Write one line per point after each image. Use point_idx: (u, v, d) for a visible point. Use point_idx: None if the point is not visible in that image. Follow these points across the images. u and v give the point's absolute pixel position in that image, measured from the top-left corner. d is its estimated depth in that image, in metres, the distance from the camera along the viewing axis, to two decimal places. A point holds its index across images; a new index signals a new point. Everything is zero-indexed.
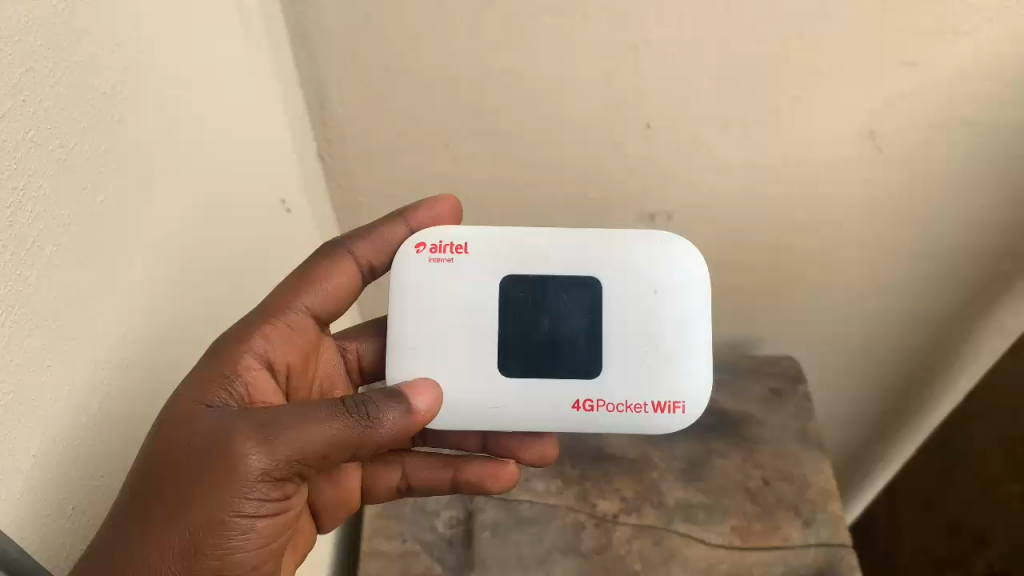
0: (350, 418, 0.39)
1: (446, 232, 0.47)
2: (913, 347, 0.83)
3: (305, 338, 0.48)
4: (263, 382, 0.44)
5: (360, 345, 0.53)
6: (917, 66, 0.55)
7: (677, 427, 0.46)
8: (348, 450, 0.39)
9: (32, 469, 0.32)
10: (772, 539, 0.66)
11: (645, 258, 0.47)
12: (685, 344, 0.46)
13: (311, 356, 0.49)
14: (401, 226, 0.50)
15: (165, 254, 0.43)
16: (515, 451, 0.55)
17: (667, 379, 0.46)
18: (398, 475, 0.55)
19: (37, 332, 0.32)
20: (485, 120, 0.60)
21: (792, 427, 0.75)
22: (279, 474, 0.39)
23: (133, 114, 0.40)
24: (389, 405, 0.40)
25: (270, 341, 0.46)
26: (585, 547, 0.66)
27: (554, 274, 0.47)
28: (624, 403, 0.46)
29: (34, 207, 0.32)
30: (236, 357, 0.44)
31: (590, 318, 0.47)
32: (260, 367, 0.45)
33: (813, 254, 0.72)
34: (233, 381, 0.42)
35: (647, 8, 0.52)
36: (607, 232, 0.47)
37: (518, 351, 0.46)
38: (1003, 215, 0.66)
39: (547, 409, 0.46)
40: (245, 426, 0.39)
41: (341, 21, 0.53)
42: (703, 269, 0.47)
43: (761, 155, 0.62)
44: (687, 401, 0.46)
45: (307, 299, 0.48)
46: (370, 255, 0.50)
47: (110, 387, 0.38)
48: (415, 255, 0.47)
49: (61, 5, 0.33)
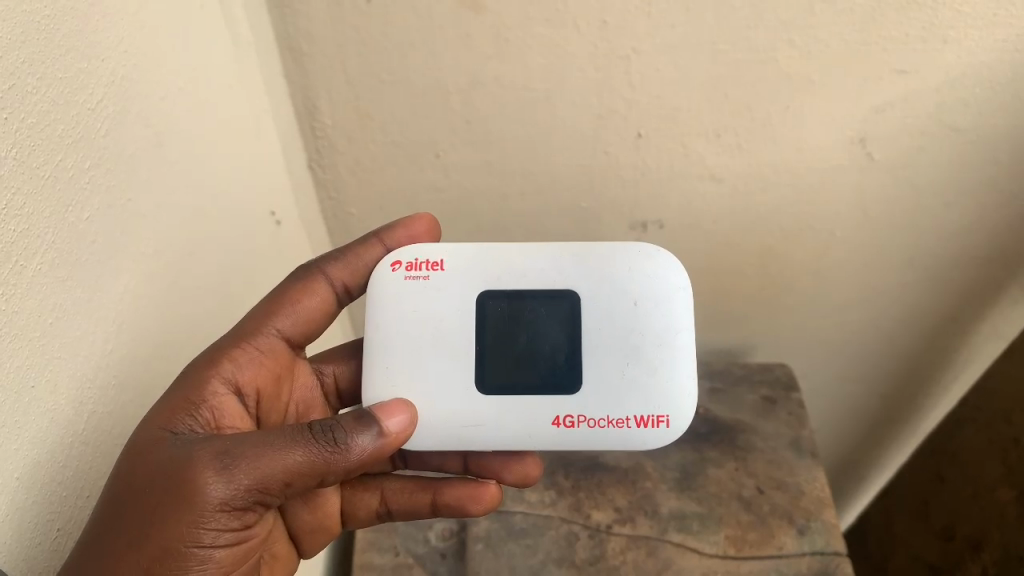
0: (316, 443, 0.38)
1: (421, 249, 0.48)
2: (905, 353, 0.83)
3: (276, 360, 0.48)
4: (231, 407, 0.44)
5: (339, 368, 0.53)
6: (907, 74, 0.55)
7: (662, 442, 0.46)
8: (314, 476, 0.38)
9: (17, 491, 0.32)
10: (767, 548, 0.65)
11: (625, 271, 0.47)
12: (669, 357, 0.46)
13: (284, 379, 0.49)
14: (378, 247, 0.50)
15: (153, 272, 0.43)
16: (498, 472, 0.54)
17: (651, 392, 0.46)
18: (377, 499, 0.55)
19: (19, 353, 0.32)
20: (475, 130, 0.60)
21: (787, 435, 0.75)
22: (240, 503, 0.38)
23: (120, 129, 0.39)
24: (359, 431, 0.39)
25: (239, 363, 0.45)
26: (580, 558, 0.65)
27: (530, 288, 0.47)
28: (605, 418, 0.45)
29: (18, 225, 0.31)
30: (203, 381, 0.43)
31: (569, 332, 0.47)
32: (228, 391, 0.44)
33: (805, 261, 0.72)
34: (198, 407, 0.42)
35: (636, 17, 0.52)
36: (586, 245, 0.47)
37: (497, 368, 0.46)
38: (995, 220, 0.66)
39: (527, 427, 0.45)
40: (207, 455, 0.38)
41: (329, 33, 0.53)
42: (684, 279, 0.47)
43: (753, 164, 0.62)
44: (672, 415, 0.46)
45: (279, 321, 0.48)
46: (345, 275, 0.50)
47: (97, 407, 0.38)
48: (391, 273, 0.47)
49: (42, 19, 0.33)
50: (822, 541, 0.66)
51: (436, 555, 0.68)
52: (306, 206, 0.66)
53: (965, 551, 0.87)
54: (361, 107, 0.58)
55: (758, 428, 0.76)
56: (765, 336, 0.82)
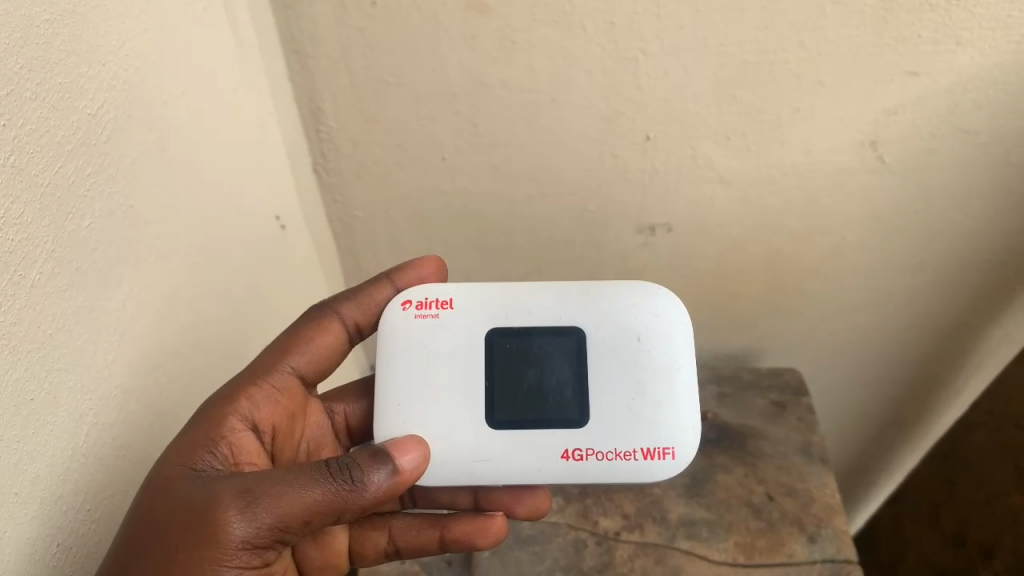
0: (333, 481, 0.38)
1: (431, 288, 0.47)
2: (916, 357, 0.82)
3: (290, 399, 0.48)
4: (248, 444, 0.44)
5: (348, 406, 0.52)
6: (919, 75, 0.54)
7: (668, 475, 0.45)
8: (332, 514, 0.38)
9: (14, 507, 0.31)
10: (776, 555, 0.64)
11: (626, 309, 0.46)
12: (673, 391, 0.45)
13: (298, 417, 0.49)
14: (388, 287, 0.49)
15: (155, 280, 0.42)
16: (509, 505, 0.54)
17: (655, 425, 0.45)
18: (385, 537, 0.54)
19: (18, 364, 0.31)
20: (481, 134, 0.59)
21: (795, 440, 0.74)
22: (262, 541, 0.38)
23: (121, 135, 0.39)
24: (374, 468, 0.39)
25: (256, 403, 0.45)
26: (588, 565, 0.65)
27: (536, 325, 0.46)
28: (612, 451, 0.45)
29: (16, 234, 0.31)
30: (222, 419, 0.43)
31: (575, 368, 0.46)
32: (245, 429, 0.44)
33: (815, 265, 0.71)
34: (217, 446, 0.42)
35: (643, 19, 0.51)
36: (590, 282, 0.47)
37: (505, 402, 0.46)
38: (1007, 223, 0.66)
39: (536, 461, 0.44)
40: (228, 494, 0.38)
41: (333, 36, 0.52)
42: (686, 316, 0.47)
43: (762, 166, 0.61)
44: (678, 447, 0.45)
45: (293, 360, 0.48)
46: (358, 316, 0.49)
47: (98, 418, 0.37)
48: (401, 312, 0.47)
49: (43, 25, 0.32)
50: (832, 549, 0.65)
51: (442, 562, 0.67)
52: (311, 209, 0.65)
53: (977, 556, 0.86)
54: (366, 111, 0.58)
55: (768, 433, 0.75)
56: (774, 340, 0.81)
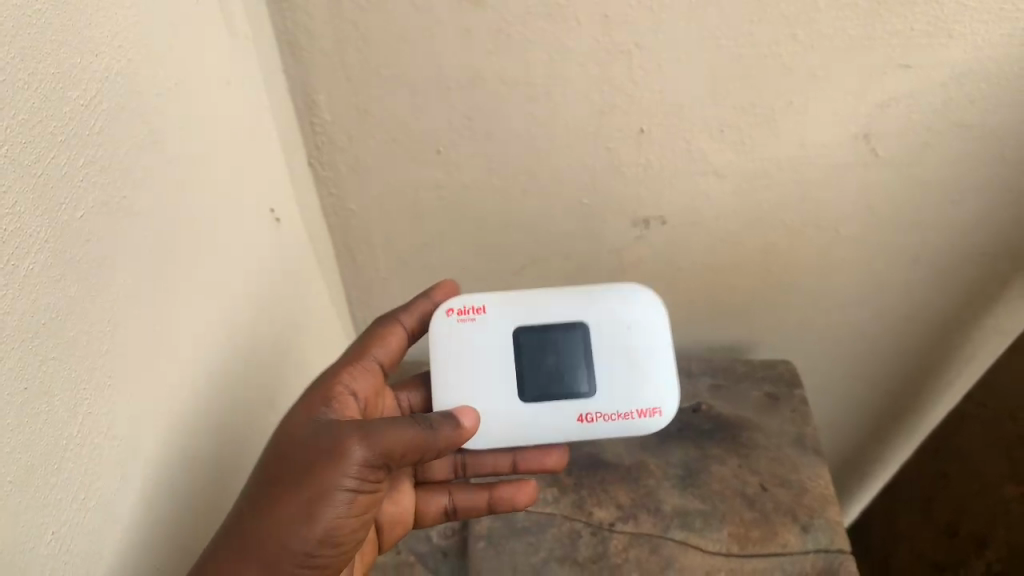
0: (421, 424, 0.46)
1: (468, 297, 0.53)
2: (910, 350, 0.82)
3: (374, 382, 0.55)
4: (349, 410, 0.52)
5: (411, 395, 0.59)
6: (912, 69, 0.55)
7: (656, 428, 0.52)
8: (423, 450, 0.46)
9: (6, 493, 0.31)
10: (770, 545, 0.65)
11: (617, 304, 0.53)
12: (656, 365, 0.52)
13: (380, 399, 0.56)
14: (427, 302, 0.56)
15: (148, 272, 0.42)
16: (540, 463, 0.60)
17: (644, 390, 0.52)
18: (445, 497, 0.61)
19: (12, 353, 0.31)
20: (476, 128, 0.60)
21: (790, 432, 0.74)
22: (373, 467, 0.46)
23: (114, 126, 0.39)
24: (446, 420, 0.47)
25: (353, 378, 0.54)
26: (583, 556, 0.65)
27: (551, 322, 0.52)
28: (616, 413, 0.51)
29: (8, 224, 0.31)
30: (332, 386, 0.53)
31: (584, 352, 0.52)
32: (347, 397, 0.53)
33: (810, 258, 0.71)
34: (329, 407, 0.51)
35: (636, 13, 0.51)
36: (585, 286, 0.53)
37: (531, 384, 0.52)
38: (999, 217, 0.66)
39: (557, 430, 0.51)
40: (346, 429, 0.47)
41: (329, 30, 0.53)
42: (653, 297, 0.54)
43: (755, 160, 0.62)
44: (663, 405, 0.52)
45: (375, 349, 0.55)
46: (417, 322, 0.56)
47: (92, 407, 0.37)
48: (444, 318, 0.53)
49: (36, 16, 0.33)
50: (825, 539, 0.65)
51: (438, 554, 0.67)
52: (307, 203, 0.65)
53: (971, 547, 0.86)
54: (361, 104, 0.58)
55: (762, 425, 0.75)
56: (769, 333, 0.81)
